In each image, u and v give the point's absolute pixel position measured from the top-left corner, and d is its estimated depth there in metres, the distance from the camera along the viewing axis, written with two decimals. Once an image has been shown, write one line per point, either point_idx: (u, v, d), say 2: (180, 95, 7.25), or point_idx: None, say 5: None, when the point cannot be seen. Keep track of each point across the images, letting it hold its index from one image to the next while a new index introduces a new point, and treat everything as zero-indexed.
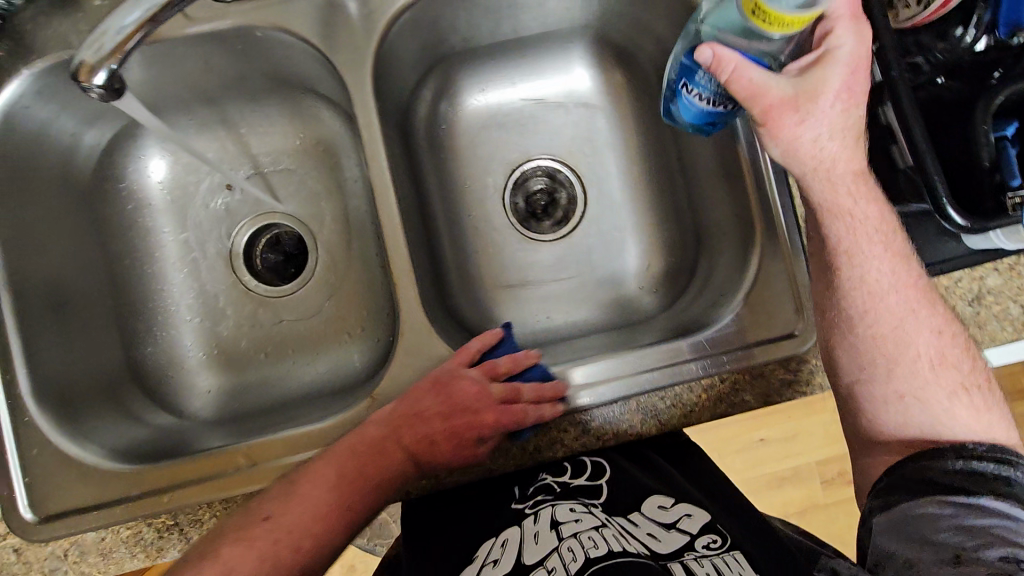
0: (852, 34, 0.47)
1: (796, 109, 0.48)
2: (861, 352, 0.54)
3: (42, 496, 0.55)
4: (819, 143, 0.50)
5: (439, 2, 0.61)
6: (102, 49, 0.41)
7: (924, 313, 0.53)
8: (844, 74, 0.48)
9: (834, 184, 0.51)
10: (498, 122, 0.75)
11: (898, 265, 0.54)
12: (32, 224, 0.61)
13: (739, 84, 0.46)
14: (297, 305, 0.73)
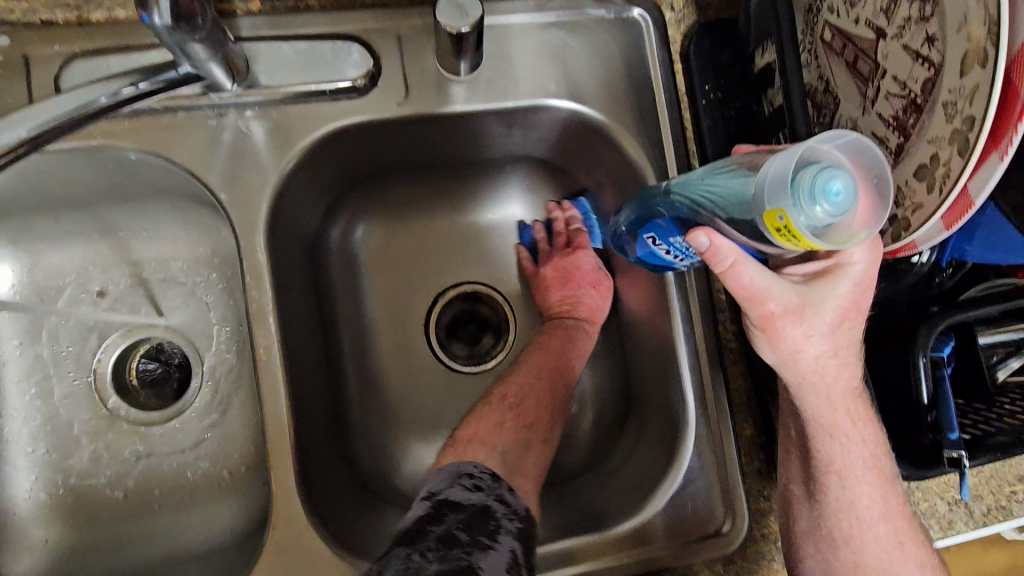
0: (870, 251, 0.41)
1: (798, 321, 0.42)
2: (837, 570, 0.48)
3: None
4: (821, 361, 0.44)
5: (366, 137, 0.55)
6: None
7: (910, 544, 0.48)
8: (853, 292, 0.42)
9: (831, 402, 0.45)
10: (425, 244, 0.68)
11: (887, 492, 0.47)
12: None
13: (738, 283, 0.41)
14: (171, 437, 0.62)
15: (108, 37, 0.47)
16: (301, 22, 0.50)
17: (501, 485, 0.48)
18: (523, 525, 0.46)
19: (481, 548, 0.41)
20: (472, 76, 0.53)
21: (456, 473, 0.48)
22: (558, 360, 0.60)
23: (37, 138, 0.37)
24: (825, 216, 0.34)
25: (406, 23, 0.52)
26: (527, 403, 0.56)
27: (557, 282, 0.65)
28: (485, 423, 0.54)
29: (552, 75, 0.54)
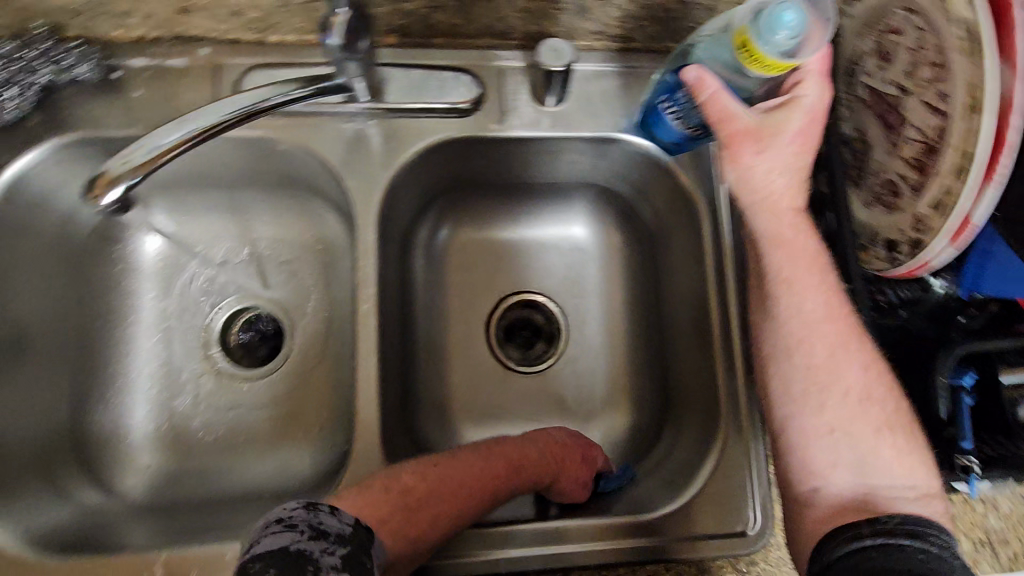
0: (820, 87, 0.49)
1: (753, 145, 0.50)
2: (793, 391, 0.51)
3: None
4: (771, 177, 0.52)
5: (464, 151, 0.66)
6: (130, 162, 0.45)
7: (856, 346, 0.51)
8: (803, 121, 0.50)
9: (778, 218, 0.52)
10: (495, 252, 0.77)
11: (832, 299, 0.52)
12: (21, 280, 0.61)
13: (715, 106, 0.49)
14: (261, 393, 0.72)
15: (282, 57, 0.61)
16: (424, 55, 0.62)
17: (318, 512, 0.42)
18: (346, 553, 0.40)
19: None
20: (557, 108, 0.64)
21: (268, 521, 0.41)
22: (506, 469, 0.55)
23: (227, 122, 0.49)
24: (783, 40, 0.43)
25: (508, 62, 0.63)
26: (450, 490, 0.51)
27: (574, 456, 0.59)
28: (395, 485, 0.50)
29: (622, 113, 0.64)
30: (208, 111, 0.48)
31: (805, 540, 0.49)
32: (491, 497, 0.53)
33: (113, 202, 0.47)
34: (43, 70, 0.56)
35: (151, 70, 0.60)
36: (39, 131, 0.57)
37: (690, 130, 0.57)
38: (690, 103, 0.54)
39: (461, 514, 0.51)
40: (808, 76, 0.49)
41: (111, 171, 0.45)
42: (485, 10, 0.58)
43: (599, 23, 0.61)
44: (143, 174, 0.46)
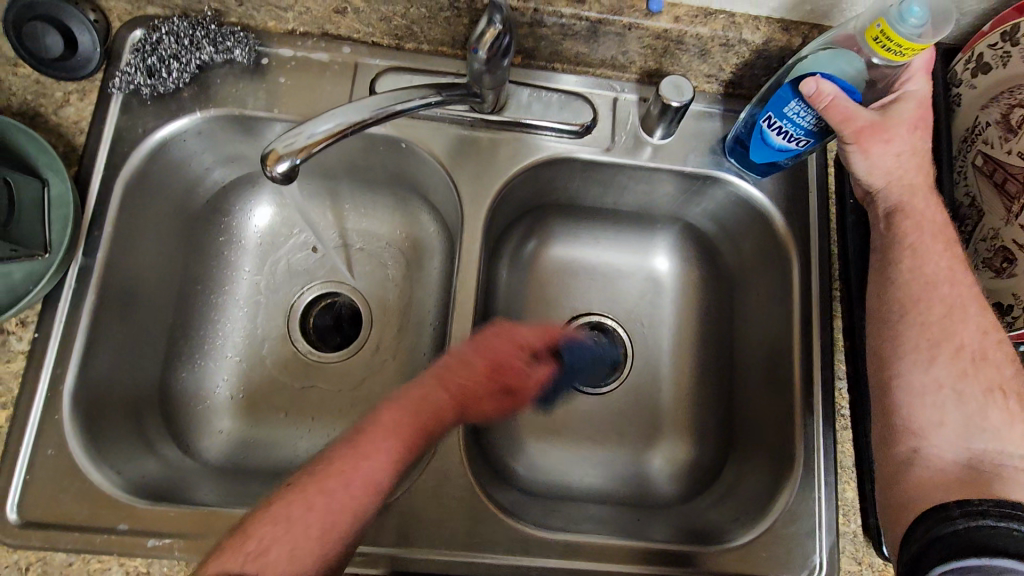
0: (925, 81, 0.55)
1: (878, 134, 0.54)
2: (904, 358, 0.53)
3: (32, 496, 0.52)
4: (898, 156, 0.56)
5: (567, 170, 0.68)
6: (293, 145, 0.47)
7: (973, 312, 0.53)
8: (917, 108, 0.55)
9: (911, 186, 0.56)
10: (573, 272, 0.79)
11: (953, 264, 0.54)
12: (149, 237, 0.64)
13: (837, 112, 0.52)
14: (335, 376, 0.74)
15: (415, 62, 0.64)
16: (545, 77, 0.66)
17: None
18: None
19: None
20: (662, 142, 0.67)
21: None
22: (404, 429, 0.53)
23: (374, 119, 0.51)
24: (915, 29, 0.45)
25: (623, 92, 0.66)
26: (314, 494, 0.48)
27: (496, 373, 0.59)
28: (276, 525, 0.47)
29: (721, 154, 0.67)
30: (364, 105, 0.51)
31: (904, 504, 0.50)
32: (392, 462, 0.52)
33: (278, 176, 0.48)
34: (207, 49, 0.60)
35: (296, 60, 0.64)
36: (190, 102, 0.61)
37: (794, 143, 0.58)
38: (801, 116, 0.54)
39: (350, 528, 0.49)
40: (915, 73, 0.55)
41: (278, 151, 0.47)
42: (614, 43, 0.61)
43: (716, 67, 0.64)
44: (303, 156, 0.48)
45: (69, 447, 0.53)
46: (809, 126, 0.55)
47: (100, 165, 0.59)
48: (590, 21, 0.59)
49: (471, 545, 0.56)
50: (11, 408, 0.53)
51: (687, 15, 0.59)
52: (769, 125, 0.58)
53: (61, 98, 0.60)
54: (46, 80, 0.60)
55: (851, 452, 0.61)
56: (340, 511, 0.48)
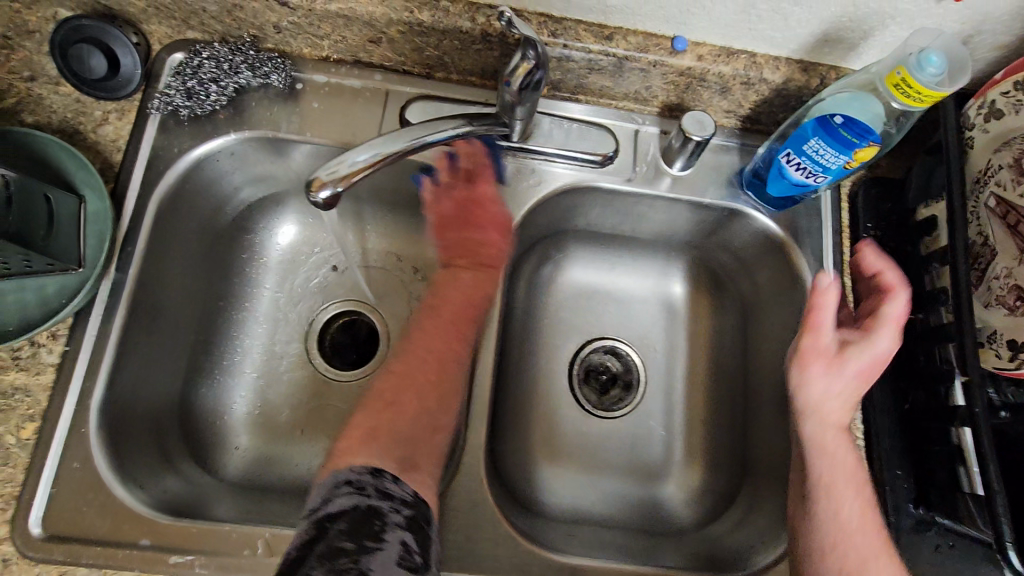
0: (897, 309, 0.57)
1: (824, 360, 0.57)
2: (813, 498, 0.56)
3: (56, 510, 0.52)
4: (841, 339, 0.58)
5: (589, 198, 0.70)
6: (335, 173, 0.49)
7: (845, 452, 0.56)
8: (890, 329, 0.57)
9: (822, 331, 0.57)
10: (587, 297, 0.81)
11: (847, 400, 0.57)
12: (179, 255, 0.65)
13: (812, 317, 0.57)
14: (350, 392, 0.73)
15: (444, 91, 0.66)
16: (570, 108, 0.68)
17: (382, 479, 0.48)
18: (409, 515, 0.46)
19: (372, 548, 0.42)
20: (682, 173, 0.69)
21: (336, 482, 0.47)
22: (448, 311, 0.61)
23: (410, 148, 0.52)
24: (935, 77, 0.47)
25: (644, 126, 0.69)
26: (395, 384, 0.56)
27: (460, 180, 0.65)
28: (360, 429, 0.52)
29: (738, 187, 0.69)
30: (401, 135, 0.52)
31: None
32: (455, 338, 0.59)
33: (320, 201, 0.50)
34: (245, 74, 0.63)
35: (330, 86, 0.66)
36: (225, 123, 0.63)
37: (809, 178, 0.60)
38: (817, 154, 0.56)
39: (450, 377, 0.58)
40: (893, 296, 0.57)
41: (320, 178, 0.49)
42: (638, 78, 0.64)
43: (736, 104, 0.66)
44: (343, 184, 0.49)
45: (94, 461, 0.54)
46: (825, 164, 0.57)
47: (136, 181, 0.60)
48: (616, 57, 0.61)
49: (492, 568, 0.56)
50: (38, 420, 0.54)
51: (710, 54, 0.61)
52: (787, 161, 0.60)
53: (101, 116, 0.61)
54: (86, 99, 0.61)
55: None
56: (428, 401, 0.55)
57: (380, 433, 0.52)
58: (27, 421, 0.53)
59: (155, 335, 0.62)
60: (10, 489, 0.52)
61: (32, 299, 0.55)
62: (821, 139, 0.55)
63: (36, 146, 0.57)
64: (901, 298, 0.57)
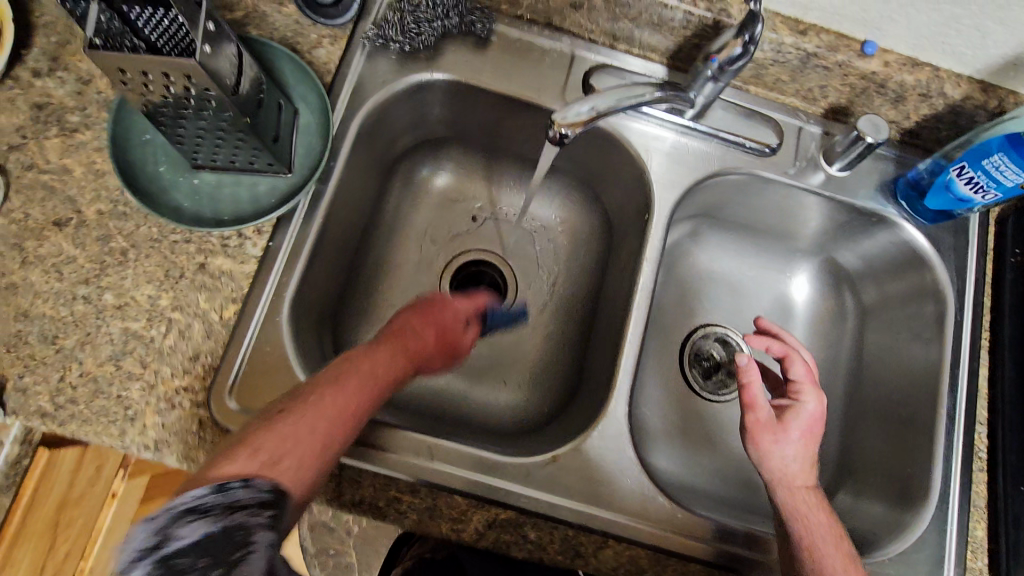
0: (802, 368, 0.63)
1: (772, 430, 0.59)
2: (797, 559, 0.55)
3: (249, 387, 0.57)
4: (784, 420, 0.60)
5: (739, 187, 0.73)
6: (567, 119, 0.49)
7: (815, 506, 0.57)
8: (811, 394, 0.62)
9: (761, 407, 0.60)
10: (706, 283, 0.84)
11: (807, 462, 0.59)
12: (361, 179, 0.70)
13: (748, 393, 0.60)
14: (481, 336, 0.78)
15: (626, 63, 0.70)
16: (742, 97, 0.71)
17: (230, 490, 0.39)
18: (273, 513, 0.40)
19: (242, 556, 0.36)
20: (838, 174, 0.71)
21: (173, 513, 0.36)
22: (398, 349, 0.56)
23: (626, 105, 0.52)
24: None
25: (808, 124, 0.72)
26: (323, 410, 0.48)
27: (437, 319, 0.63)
28: (276, 434, 0.45)
29: (890, 196, 0.72)
30: (622, 92, 0.52)
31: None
32: (352, 423, 0.49)
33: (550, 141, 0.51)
34: (453, 19, 0.66)
35: (520, 43, 0.70)
36: (422, 64, 0.67)
37: (977, 194, 0.63)
38: (994, 170, 0.60)
39: (328, 453, 0.47)
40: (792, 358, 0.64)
41: (554, 123, 0.50)
42: (819, 76, 0.66)
43: (903, 115, 0.69)
44: (574, 131, 0.50)
45: (283, 350, 0.59)
46: (1000, 181, 0.60)
47: (343, 104, 0.65)
48: (806, 52, 0.63)
49: (627, 511, 0.59)
50: (239, 303, 0.59)
51: (896, 62, 0.64)
52: (959, 175, 0.63)
53: (316, 39, 0.65)
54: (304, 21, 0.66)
55: (984, 492, 0.65)
56: (307, 450, 0.45)
57: (263, 449, 0.43)
58: (229, 303, 0.59)
59: (336, 250, 0.68)
60: (210, 361, 0.57)
61: (246, 197, 0.60)
62: (1004, 154, 0.58)
63: (268, 57, 0.62)
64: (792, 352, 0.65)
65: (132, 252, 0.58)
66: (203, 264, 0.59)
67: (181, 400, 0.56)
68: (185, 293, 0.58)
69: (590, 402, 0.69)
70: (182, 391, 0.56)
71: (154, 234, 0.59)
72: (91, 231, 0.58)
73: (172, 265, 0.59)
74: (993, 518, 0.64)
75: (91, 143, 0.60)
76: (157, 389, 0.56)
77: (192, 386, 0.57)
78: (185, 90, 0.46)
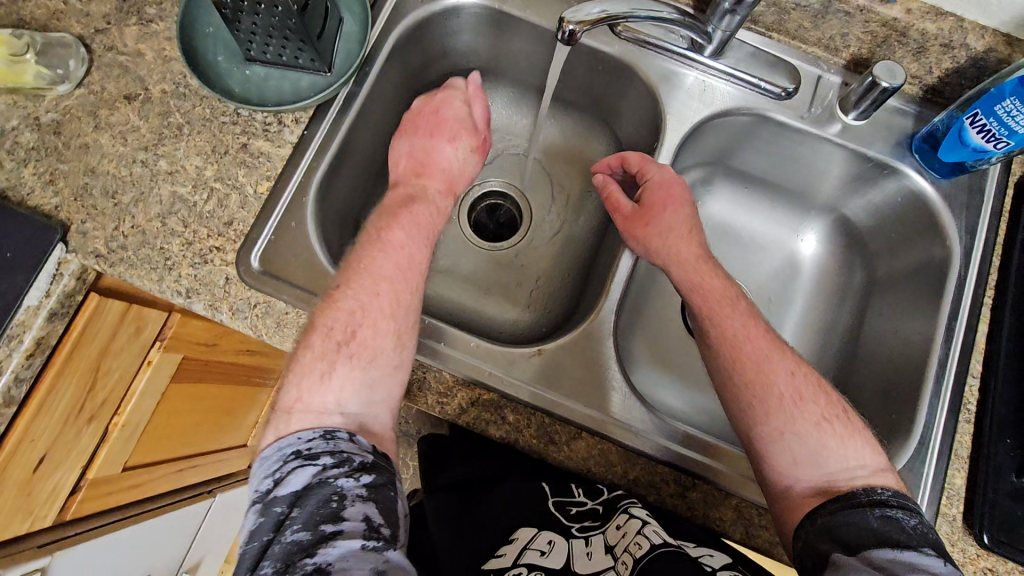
0: (662, 173, 0.66)
1: (639, 218, 0.65)
2: (739, 395, 0.56)
3: (271, 254, 0.64)
4: (669, 241, 0.64)
5: (754, 135, 0.76)
6: (577, 16, 0.53)
7: (767, 347, 0.57)
8: (670, 184, 0.65)
9: (660, 235, 0.64)
10: (714, 235, 0.86)
11: (720, 287, 0.61)
12: (391, 91, 0.75)
13: (611, 200, 0.67)
14: (488, 257, 0.83)
15: None
16: (762, 41, 0.73)
17: (337, 441, 0.50)
18: (371, 482, 0.49)
19: (332, 528, 0.45)
20: (854, 123, 0.72)
21: (286, 462, 0.49)
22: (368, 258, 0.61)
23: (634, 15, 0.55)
24: None
25: (827, 74, 0.73)
26: (365, 339, 0.56)
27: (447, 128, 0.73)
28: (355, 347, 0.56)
29: (905, 150, 0.72)
30: (635, 4, 0.55)
31: (794, 507, 0.52)
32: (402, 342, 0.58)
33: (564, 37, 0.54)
34: None
35: None
36: None
37: (989, 142, 0.63)
38: (1007, 116, 0.60)
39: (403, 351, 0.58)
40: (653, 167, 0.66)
41: (565, 20, 0.53)
42: (840, 22, 0.68)
43: (926, 68, 0.69)
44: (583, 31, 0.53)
45: (305, 227, 0.65)
46: (1013, 127, 0.60)
47: (383, 18, 0.71)
48: None
49: (628, 419, 0.61)
50: (272, 181, 0.65)
51: (919, 10, 0.64)
52: (972, 123, 0.63)
53: None
54: None
55: (968, 443, 0.63)
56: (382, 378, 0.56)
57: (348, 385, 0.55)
58: (264, 180, 0.65)
59: (363, 153, 0.74)
60: (242, 227, 0.64)
61: (289, 90, 0.67)
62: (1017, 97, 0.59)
63: None
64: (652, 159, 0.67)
65: (187, 127, 0.66)
66: (246, 144, 0.66)
67: (213, 258, 0.63)
68: (227, 167, 0.65)
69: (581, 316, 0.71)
70: (215, 250, 0.63)
71: (207, 114, 0.67)
72: (155, 106, 0.67)
73: (218, 142, 0.66)
74: (976, 467, 0.62)
75: (164, 32, 0.69)
76: (194, 246, 0.63)
77: (223, 247, 0.63)
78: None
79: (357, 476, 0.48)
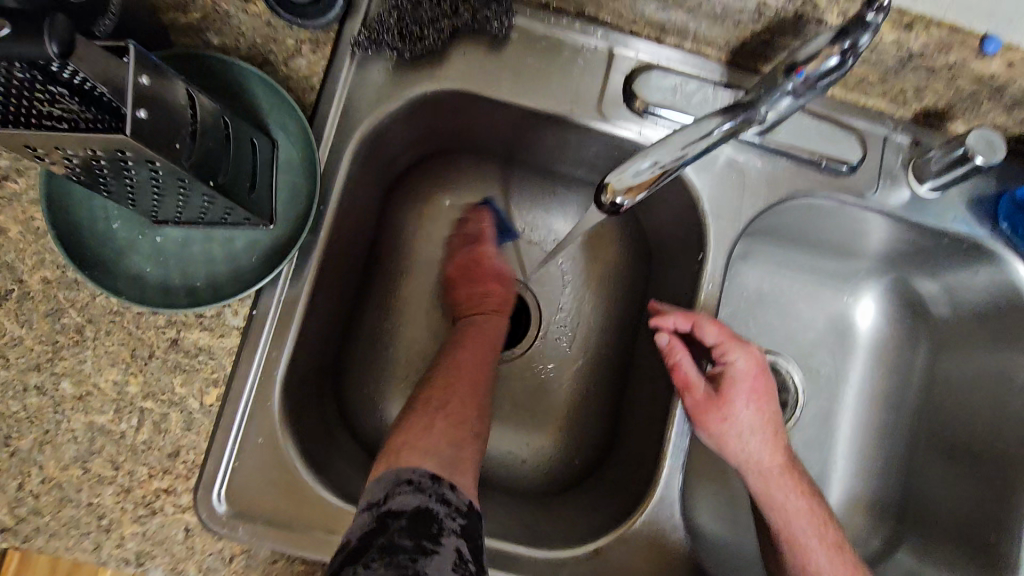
0: (744, 357, 0.54)
1: (715, 409, 0.53)
2: None
3: (238, 486, 0.50)
4: (747, 442, 0.54)
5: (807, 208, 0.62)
6: (623, 181, 0.41)
7: None
8: (753, 373, 0.54)
9: (738, 433, 0.54)
10: (755, 306, 0.73)
11: (801, 504, 0.53)
12: (355, 212, 0.58)
13: (679, 375, 0.55)
14: (496, 376, 0.68)
15: (678, 63, 0.57)
16: (818, 100, 0.58)
17: (438, 482, 0.44)
18: (465, 522, 0.43)
19: (428, 547, 0.39)
20: (928, 195, 0.60)
21: (399, 478, 0.44)
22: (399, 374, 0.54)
23: (690, 152, 0.42)
24: None
25: (895, 133, 0.60)
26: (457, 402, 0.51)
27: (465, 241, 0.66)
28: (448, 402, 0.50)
29: (988, 217, 0.61)
30: (689, 137, 0.42)
31: None
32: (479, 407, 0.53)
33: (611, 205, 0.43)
34: (465, 16, 0.53)
35: (547, 41, 0.56)
36: (426, 75, 0.55)
37: None
38: None
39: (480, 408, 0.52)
40: (735, 349, 0.54)
41: (607, 187, 0.41)
42: (918, 78, 0.54)
43: (1017, 121, 0.56)
44: (632, 197, 0.42)
45: (278, 439, 0.51)
46: None
47: (330, 130, 0.53)
48: (908, 52, 0.51)
49: None
50: (223, 386, 0.50)
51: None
52: None
53: (294, 47, 0.52)
54: (278, 23, 0.52)
55: None
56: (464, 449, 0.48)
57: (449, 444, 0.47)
58: (211, 387, 0.49)
59: (332, 300, 0.58)
60: (193, 457, 0.49)
61: (220, 256, 0.50)
62: None
63: (231, 75, 0.49)
64: (734, 337, 0.54)
65: (89, 329, 0.49)
66: (176, 340, 0.49)
67: (163, 505, 0.48)
68: (156, 376, 0.49)
69: (630, 471, 0.60)
70: (163, 493, 0.48)
71: (113, 305, 0.49)
72: (37, 303, 0.49)
73: (137, 343, 0.49)
74: None
75: (26, 192, 0.49)
76: (133, 493, 0.48)
77: (173, 487, 0.48)
78: (118, 161, 0.36)
79: (457, 512, 0.43)
